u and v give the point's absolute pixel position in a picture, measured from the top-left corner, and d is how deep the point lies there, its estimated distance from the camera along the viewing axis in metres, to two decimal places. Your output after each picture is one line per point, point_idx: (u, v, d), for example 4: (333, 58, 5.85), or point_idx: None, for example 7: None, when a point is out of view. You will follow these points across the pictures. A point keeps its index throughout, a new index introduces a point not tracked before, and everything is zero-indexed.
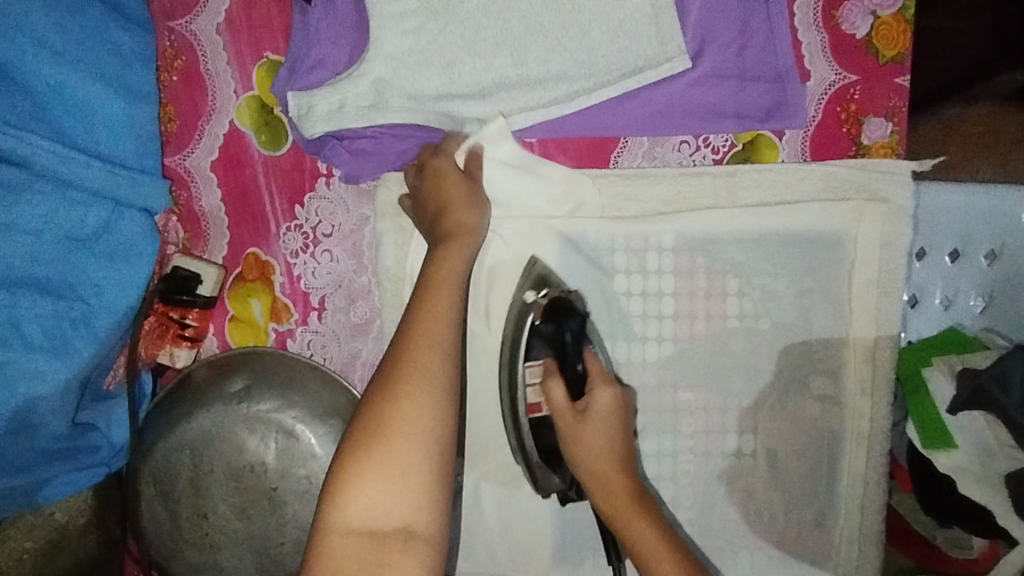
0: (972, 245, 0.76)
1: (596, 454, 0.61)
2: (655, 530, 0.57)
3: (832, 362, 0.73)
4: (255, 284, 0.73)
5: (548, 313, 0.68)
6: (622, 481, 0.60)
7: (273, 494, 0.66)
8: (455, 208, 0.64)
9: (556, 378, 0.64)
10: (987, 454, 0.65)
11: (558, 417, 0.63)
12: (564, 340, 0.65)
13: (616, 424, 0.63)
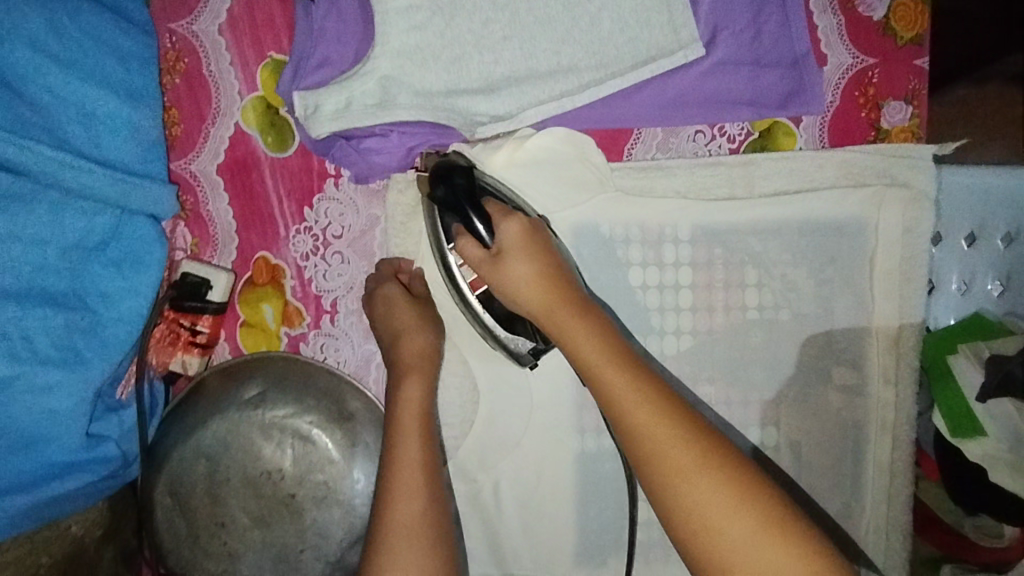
0: (990, 227, 0.74)
1: (525, 282, 0.59)
2: (591, 341, 0.56)
3: (855, 352, 0.72)
4: (265, 288, 0.71)
5: (436, 180, 0.62)
6: (562, 300, 0.59)
7: (292, 500, 0.65)
8: (406, 334, 0.66)
9: (467, 232, 0.61)
10: (1019, 441, 0.63)
11: (480, 269, 0.61)
12: (458, 200, 0.60)
13: (536, 246, 0.61)
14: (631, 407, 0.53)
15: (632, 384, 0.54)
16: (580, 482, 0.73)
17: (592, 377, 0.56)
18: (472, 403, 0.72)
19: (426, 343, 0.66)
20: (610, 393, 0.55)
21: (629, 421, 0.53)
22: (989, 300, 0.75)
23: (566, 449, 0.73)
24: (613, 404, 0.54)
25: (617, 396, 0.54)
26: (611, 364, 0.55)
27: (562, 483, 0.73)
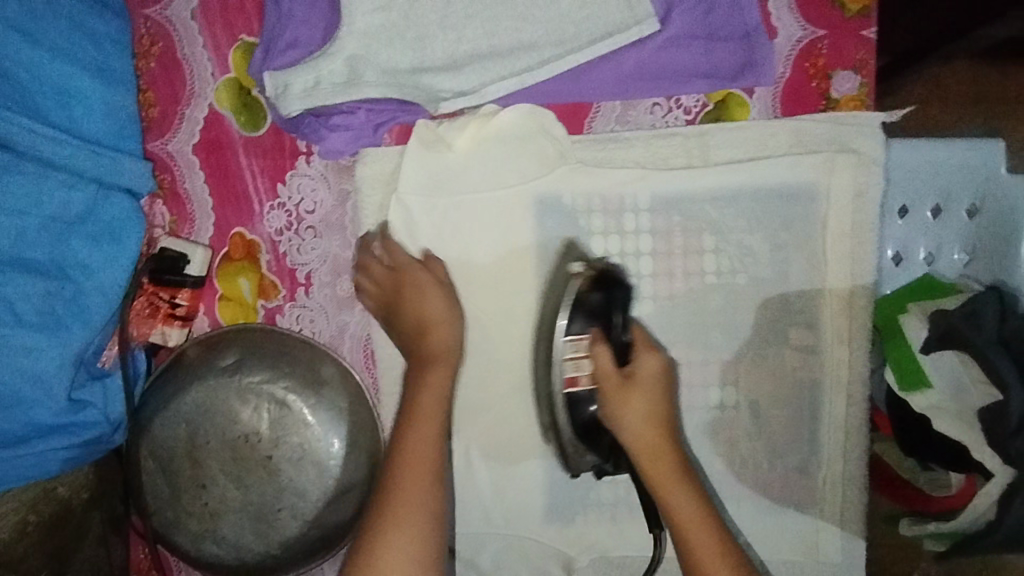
0: (954, 200, 0.80)
1: (643, 418, 0.63)
2: (691, 501, 0.60)
3: (810, 314, 0.75)
4: (241, 262, 0.74)
5: (596, 282, 0.68)
6: (667, 450, 0.63)
7: (269, 462, 0.68)
8: (436, 322, 0.67)
9: (603, 345, 0.63)
10: (960, 390, 0.66)
11: (603, 385, 0.63)
12: (610, 311, 0.65)
13: (661, 391, 0.65)
14: (711, 570, 0.58)
15: (710, 528, 0.59)
16: (548, 442, 0.76)
17: (677, 528, 0.60)
18: None
19: (454, 329, 0.68)
20: (700, 564, 0.58)
21: (699, 557, 0.58)
22: (955, 267, 0.82)
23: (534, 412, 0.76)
24: (692, 552, 0.59)
25: (703, 557, 0.58)
26: (700, 516, 0.60)
27: (531, 444, 0.76)
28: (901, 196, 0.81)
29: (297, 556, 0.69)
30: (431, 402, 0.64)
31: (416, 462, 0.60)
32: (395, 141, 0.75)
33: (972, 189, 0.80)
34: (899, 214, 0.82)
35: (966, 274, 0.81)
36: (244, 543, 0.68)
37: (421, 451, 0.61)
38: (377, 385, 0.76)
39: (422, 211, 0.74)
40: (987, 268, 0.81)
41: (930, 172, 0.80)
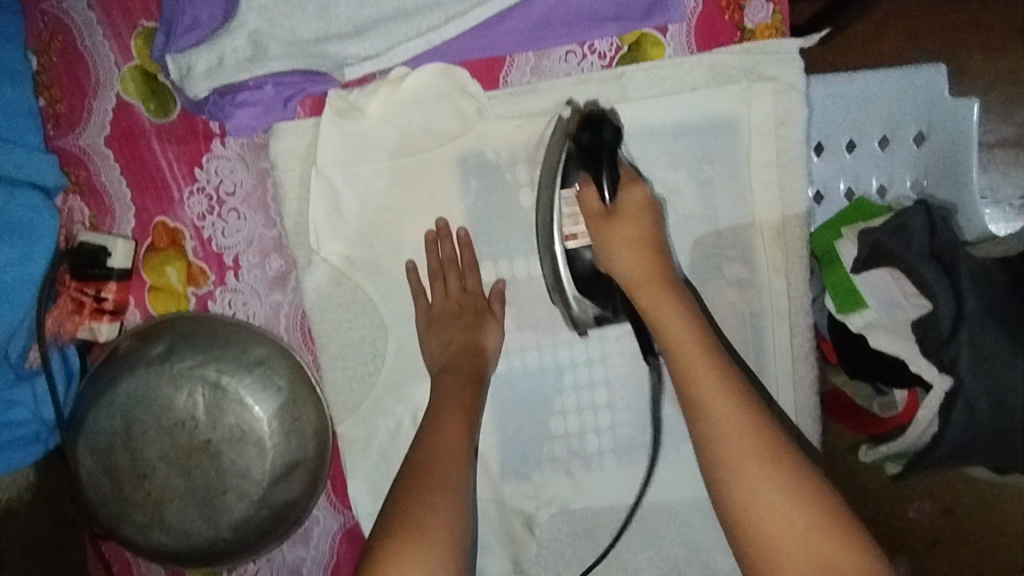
0: (900, 131, 0.82)
1: (633, 250, 0.63)
2: (692, 344, 0.58)
3: (744, 247, 0.75)
4: (166, 252, 0.73)
5: (583, 122, 0.67)
6: (658, 273, 0.62)
7: (209, 446, 0.68)
8: (473, 323, 0.72)
9: (591, 184, 0.65)
10: (895, 306, 0.65)
11: (591, 220, 0.64)
12: (599, 149, 0.65)
13: (651, 219, 0.64)
14: (746, 469, 0.54)
15: (771, 472, 0.53)
16: (496, 401, 0.76)
17: (718, 448, 0.55)
18: (381, 340, 0.75)
19: (495, 337, 0.72)
20: (751, 505, 0.53)
21: (750, 512, 0.53)
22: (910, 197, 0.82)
23: None
24: (744, 487, 0.54)
25: (747, 475, 0.54)
26: (747, 437, 0.55)
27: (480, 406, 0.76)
28: (848, 131, 0.84)
29: (248, 541, 0.69)
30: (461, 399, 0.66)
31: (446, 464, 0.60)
32: (308, 114, 0.73)
33: (917, 119, 0.82)
34: (847, 149, 0.84)
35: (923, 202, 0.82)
36: (192, 530, 0.67)
37: (448, 446, 0.62)
38: (317, 361, 0.75)
39: (344, 182, 0.73)
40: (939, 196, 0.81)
41: (874, 104, 0.82)
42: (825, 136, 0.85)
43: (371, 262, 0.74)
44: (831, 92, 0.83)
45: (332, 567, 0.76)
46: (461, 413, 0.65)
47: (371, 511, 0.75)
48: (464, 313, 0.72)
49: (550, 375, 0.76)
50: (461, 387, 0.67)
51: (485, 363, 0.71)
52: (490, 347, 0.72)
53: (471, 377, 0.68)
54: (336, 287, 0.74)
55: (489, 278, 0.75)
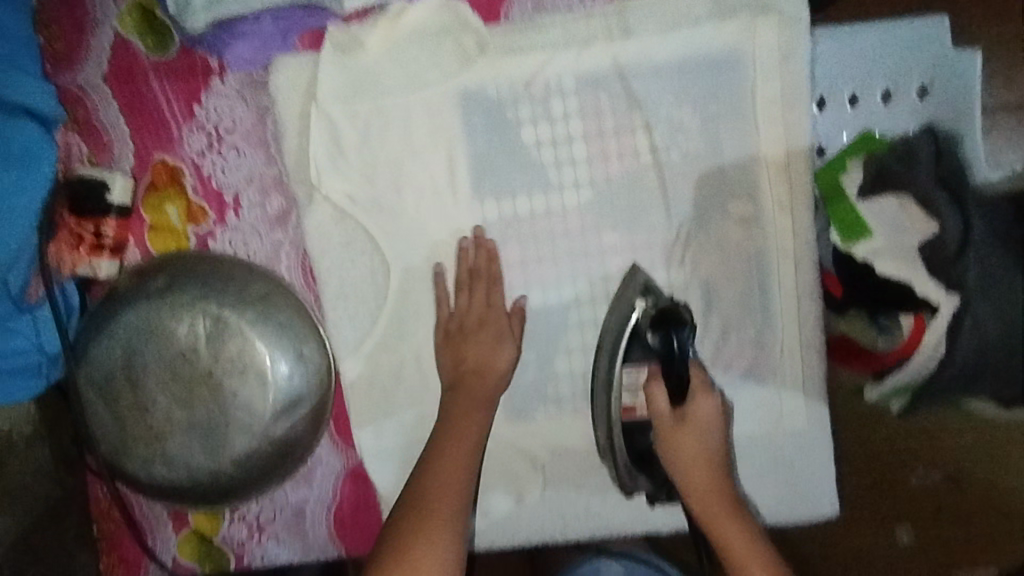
0: (905, 83, 0.77)
1: (694, 462, 0.70)
2: (743, 537, 0.67)
3: (749, 183, 0.74)
4: (166, 190, 0.73)
5: (656, 321, 0.71)
6: (717, 492, 0.70)
7: (211, 378, 0.67)
8: (489, 343, 0.72)
9: (660, 383, 0.70)
10: (899, 229, 0.64)
11: (660, 425, 0.71)
12: (671, 356, 0.69)
13: (715, 436, 0.71)
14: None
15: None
16: None
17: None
18: (383, 278, 0.74)
19: (509, 357, 0.73)
20: None
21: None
22: None
23: None
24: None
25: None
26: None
27: None
28: (850, 84, 0.78)
29: (252, 474, 0.69)
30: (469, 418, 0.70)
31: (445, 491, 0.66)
32: (307, 48, 0.72)
33: (924, 70, 0.76)
34: (849, 103, 0.78)
35: None
36: (195, 464, 0.67)
37: (453, 472, 0.67)
38: (319, 301, 0.74)
39: (344, 117, 0.72)
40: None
41: (874, 54, 0.77)
42: (827, 90, 0.78)
43: (373, 200, 0.73)
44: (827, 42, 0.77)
45: (336, 507, 0.75)
46: (467, 456, 0.69)
47: (374, 450, 0.74)
48: (483, 326, 0.73)
49: (553, 314, 0.75)
50: (467, 426, 0.70)
51: (494, 381, 0.72)
52: (503, 366, 0.72)
53: (481, 401, 0.71)
54: (337, 225, 0.73)
55: (491, 216, 0.74)
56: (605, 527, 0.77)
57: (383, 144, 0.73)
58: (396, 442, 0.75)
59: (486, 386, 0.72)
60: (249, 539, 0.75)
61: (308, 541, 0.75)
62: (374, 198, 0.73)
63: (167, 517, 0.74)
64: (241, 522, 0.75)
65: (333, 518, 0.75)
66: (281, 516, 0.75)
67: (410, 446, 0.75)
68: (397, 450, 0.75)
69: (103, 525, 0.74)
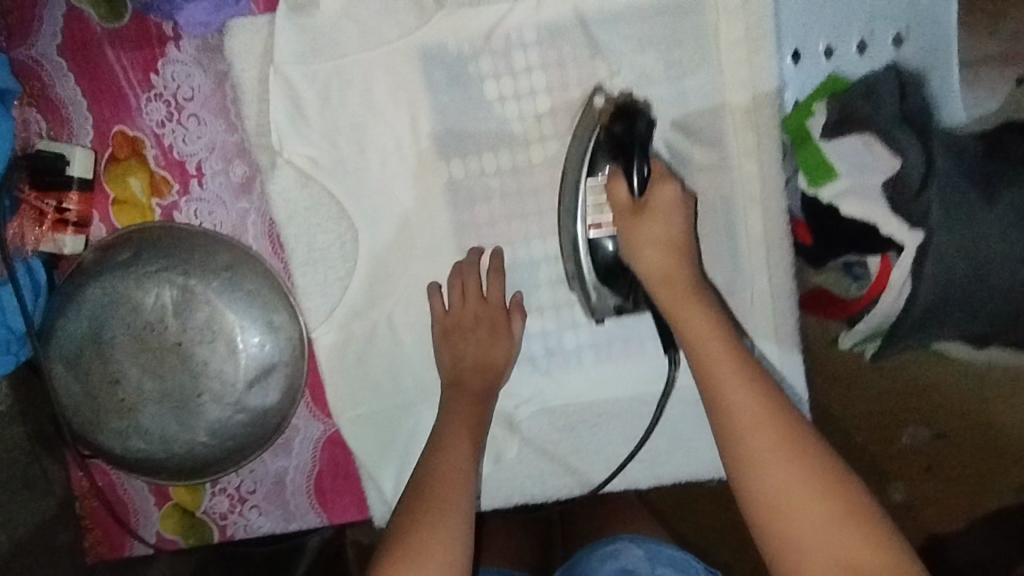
0: (877, 32, 0.78)
1: (657, 248, 0.63)
2: (707, 321, 0.60)
3: (714, 131, 0.74)
4: (128, 162, 0.72)
5: (616, 113, 0.69)
6: (681, 271, 0.63)
7: (180, 347, 0.67)
8: (488, 339, 0.73)
9: (621, 177, 0.65)
10: (862, 169, 0.64)
11: (619, 213, 0.65)
12: (631, 138, 0.66)
13: (680, 218, 0.64)
14: (742, 411, 0.56)
15: (772, 426, 0.55)
16: None
17: (719, 402, 0.57)
18: (351, 243, 0.74)
19: (508, 345, 0.73)
20: (732, 418, 0.56)
21: (742, 437, 0.55)
22: None
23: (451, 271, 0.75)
24: (737, 422, 0.55)
25: (743, 429, 0.55)
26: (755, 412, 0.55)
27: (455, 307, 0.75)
28: (825, 35, 0.77)
29: (228, 443, 0.69)
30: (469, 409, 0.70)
31: (449, 479, 0.63)
32: (262, 11, 0.71)
33: (892, 19, 0.77)
34: (825, 55, 0.78)
35: None
36: (169, 434, 0.67)
37: (460, 442, 0.67)
38: (287, 269, 0.74)
39: (302, 79, 0.71)
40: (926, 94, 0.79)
41: (850, 5, 0.77)
42: (802, 42, 0.78)
43: (337, 165, 0.72)
44: None
45: (316, 475, 0.76)
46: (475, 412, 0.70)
47: (350, 415, 0.75)
48: (478, 325, 0.73)
49: (524, 273, 0.75)
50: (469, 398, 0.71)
51: (495, 371, 0.73)
52: (502, 358, 0.73)
53: (477, 396, 0.71)
54: (301, 191, 0.73)
55: (457, 175, 0.74)
56: (584, 484, 0.78)
57: (344, 107, 0.72)
58: (370, 408, 0.75)
59: (479, 378, 0.72)
60: (231, 511, 0.76)
61: (291, 511, 0.76)
62: (339, 162, 0.73)
63: (147, 491, 0.75)
64: (222, 494, 0.75)
65: (313, 487, 0.76)
66: (262, 487, 0.76)
67: (386, 410, 0.75)
68: (373, 415, 0.75)
69: (85, 502, 0.75)
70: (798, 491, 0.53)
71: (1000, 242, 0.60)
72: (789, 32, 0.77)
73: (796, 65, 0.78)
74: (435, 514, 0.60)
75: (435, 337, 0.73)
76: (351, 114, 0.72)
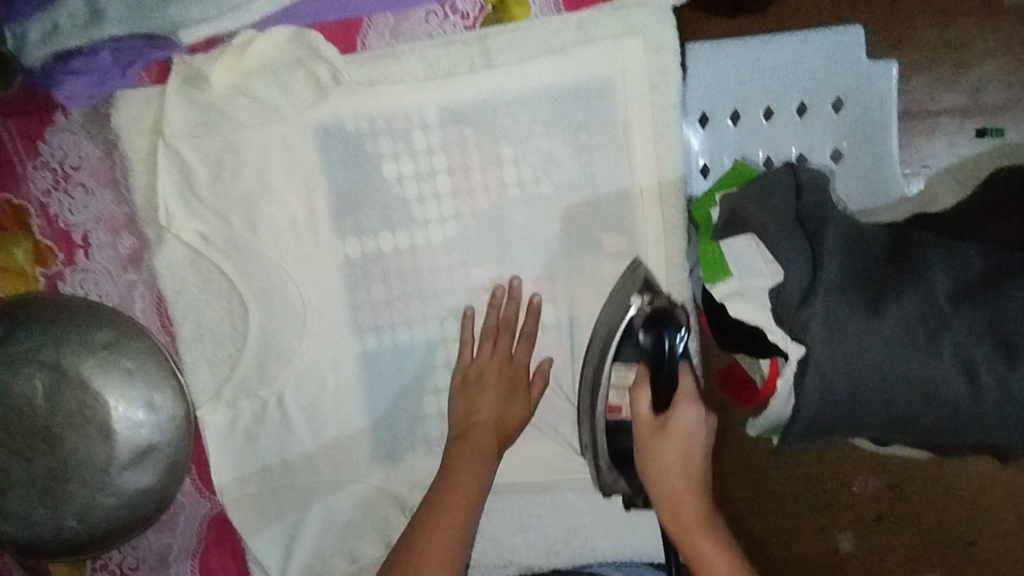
0: (816, 97, 0.82)
1: (674, 469, 0.62)
2: (677, 466, 0.62)
3: (621, 215, 0.73)
4: (12, 231, 0.70)
5: (649, 320, 0.66)
6: (692, 495, 0.62)
7: (49, 430, 0.66)
8: (507, 394, 0.71)
9: (646, 385, 0.63)
10: (753, 272, 0.63)
11: (639, 426, 0.63)
12: (664, 359, 0.64)
13: (699, 449, 0.63)
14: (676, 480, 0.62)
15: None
16: (368, 380, 0.73)
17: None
18: (241, 320, 0.71)
19: (539, 379, 0.72)
20: (677, 507, 0.61)
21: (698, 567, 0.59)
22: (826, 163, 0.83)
23: (346, 352, 0.73)
24: None
25: (699, 553, 0.59)
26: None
27: (348, 387, 0.73)
28: (765, 98, 0.82)
29: (98, 528, 0.67)
30: (467, 481, 0.65)
31: (446, 528, 0.62)
32: (152, 82, 0.70)
33: (833, 85, 0.82)
34: (764, 117, 0.82)
35: (839, 170, 0.83)
36: (35, 518, 0.66)
37: (465, 489, 0.65)
38: (175, 344, 0.72)
39: (193, 153, 0.69)
40: (856, 163, 0.83)
41: (788, 71, 0.82)
42: (743, 104, 0.82)
43: (229, 241, 0.70)
44: (741, 52, 0.82)
45: (200, 552, 0.74)
46: (491, 443, 0.69)
47: (235, 495, 0.73)
48: (499, 382, 0.71)
49: (420, 353, 0.73)
50: (483, 437, 0.69)
51: (507, 437, 0.71)
52: (518, 421, 0.71)
53: (489, 453, 0.68)
54: (190, 265, 0.71)
55: (354, 253, 0.72)
56: (477, 569, 0.77)
57: (238, 183, 0.70)
58: (257, 488, 0.73)
59: (501, 409, 0.70)
60: None
61: None
62: (232, 238, 0.70)
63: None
64: (102, 571, 0.73)
65: (196, 563, 0.74)
66: (143, 564, 0.74)
67: (275, 492, 0.73)
68: (262, 498, 0.73)
69: None
70: None
71: (890, 363, 0.58)
72: (730, 93, 0.82)
73: (736, 126, 0.83)
74: None
75: (452, 387, 0.72)
76: (245, 189, 0.70)
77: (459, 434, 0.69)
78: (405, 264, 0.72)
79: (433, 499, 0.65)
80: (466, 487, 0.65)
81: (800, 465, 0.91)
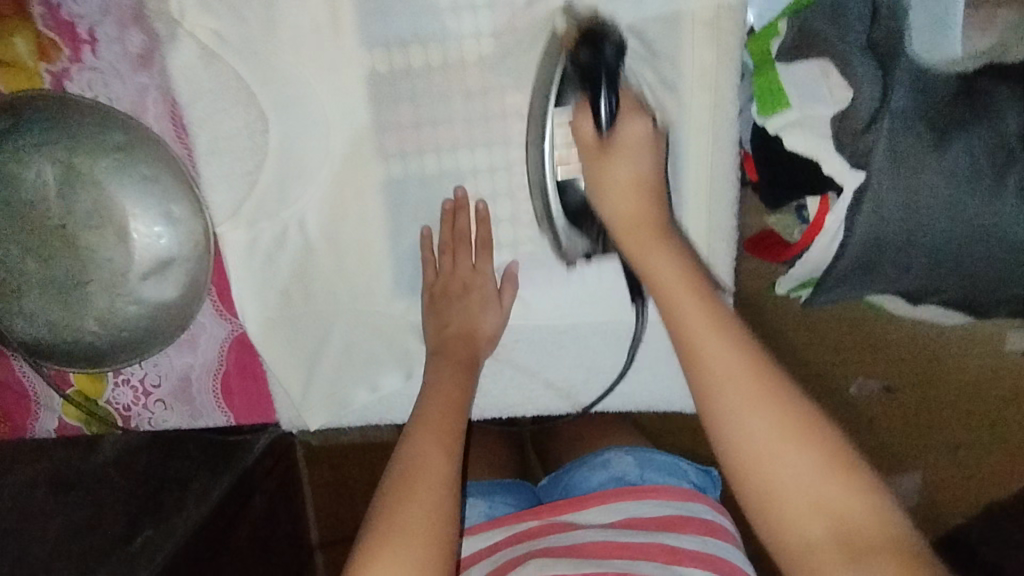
0: None
1: (625, 189, 0.60)
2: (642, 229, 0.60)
3: (673, 43, 0.67)
4: (13, 18, 0.65)
5: (583, 43, 0.63)
6: (667, 252, 0.59)
7: (63, 231, 0.64)
8: (483, 306, 0.71)
9: (587, 108, 0.61)
10: (817, 99, 0.59)
11: (586, 151, 0.62)
12: (598, 68, 0.61)
13: (649, 152, 0.61)
14: (678, 310, 0.54)
15: (803, 451, 0.48)
16: (393, 208, 0.70)
17: (714, 395, 0.51)
18: (261, 134, 0.68)
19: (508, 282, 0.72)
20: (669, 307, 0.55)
21: (725, 394, 0.51)
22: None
23: (370, 176, 0.69)
24: (709, 385, 0.51)
25: (711, 366, 0.51)
26: (792, 442, 0.48)
27: (372, 215, 0.70)
28: None
29: (118, 335, 0.67)
30: (453, 386, 0.65)
31: (440, 431, 0.60)
32: None
33: None
34: None
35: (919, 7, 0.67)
36: (55, 319, 0.66)
37: (453, 390, 0.65)
38: (192, 156, 0.68)
39: None
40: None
41: None
42: None
43: (248, 45, 0.65)
44: None
45: (222, 374, 0.75)
46: (469, 358, 0.69)
47: (256, 317, 0.72)
48: (466, 293, 0.71)
49: (449, 182, 0.70)
50: (461, 350, 0.69)
51: (482, 345, 0.71)
52: (490, 330, 0.72)
53: (466, 361, 0.69)
54: (205, 70, 0.66)
55: (381, 66, 0.67)
56: (497, 406, 0.78)
57: None
58: (279, 312, 0.72)
59: (481, 318, 0.71)
60: (134, 403, 0.75)
61: (196, 407, 0.75)
62: (250, 41, 0.65)
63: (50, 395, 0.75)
64: (125, 385, 0.74)
65: (219, 384, 0.75)
66: (166, 382, 0.74)
67: (296, 317, 0.72)
68: (284, 322, 0.72)
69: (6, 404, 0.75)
70: (737, 379, 0.50)
71: (951, 195, 0.54)
72: None
73: None
74: (418, 486, 0.55)
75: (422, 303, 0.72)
76: None
77: (438, 350, 0.69)
78: (436, 83, 0.67)
79: (422, 408, 0.63)
80: (451, 391, 0.65)
81: (794, 370, 0.91)
